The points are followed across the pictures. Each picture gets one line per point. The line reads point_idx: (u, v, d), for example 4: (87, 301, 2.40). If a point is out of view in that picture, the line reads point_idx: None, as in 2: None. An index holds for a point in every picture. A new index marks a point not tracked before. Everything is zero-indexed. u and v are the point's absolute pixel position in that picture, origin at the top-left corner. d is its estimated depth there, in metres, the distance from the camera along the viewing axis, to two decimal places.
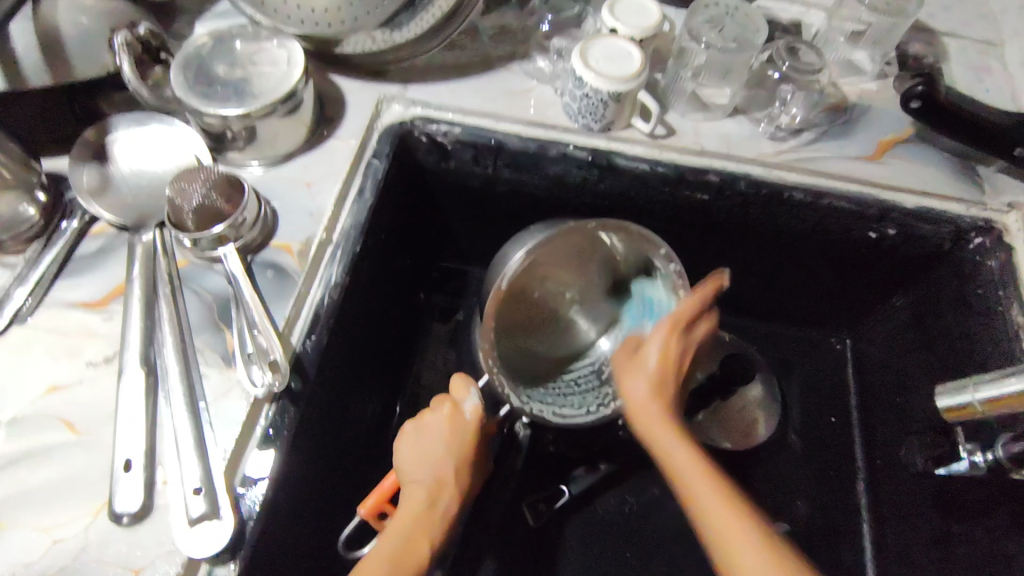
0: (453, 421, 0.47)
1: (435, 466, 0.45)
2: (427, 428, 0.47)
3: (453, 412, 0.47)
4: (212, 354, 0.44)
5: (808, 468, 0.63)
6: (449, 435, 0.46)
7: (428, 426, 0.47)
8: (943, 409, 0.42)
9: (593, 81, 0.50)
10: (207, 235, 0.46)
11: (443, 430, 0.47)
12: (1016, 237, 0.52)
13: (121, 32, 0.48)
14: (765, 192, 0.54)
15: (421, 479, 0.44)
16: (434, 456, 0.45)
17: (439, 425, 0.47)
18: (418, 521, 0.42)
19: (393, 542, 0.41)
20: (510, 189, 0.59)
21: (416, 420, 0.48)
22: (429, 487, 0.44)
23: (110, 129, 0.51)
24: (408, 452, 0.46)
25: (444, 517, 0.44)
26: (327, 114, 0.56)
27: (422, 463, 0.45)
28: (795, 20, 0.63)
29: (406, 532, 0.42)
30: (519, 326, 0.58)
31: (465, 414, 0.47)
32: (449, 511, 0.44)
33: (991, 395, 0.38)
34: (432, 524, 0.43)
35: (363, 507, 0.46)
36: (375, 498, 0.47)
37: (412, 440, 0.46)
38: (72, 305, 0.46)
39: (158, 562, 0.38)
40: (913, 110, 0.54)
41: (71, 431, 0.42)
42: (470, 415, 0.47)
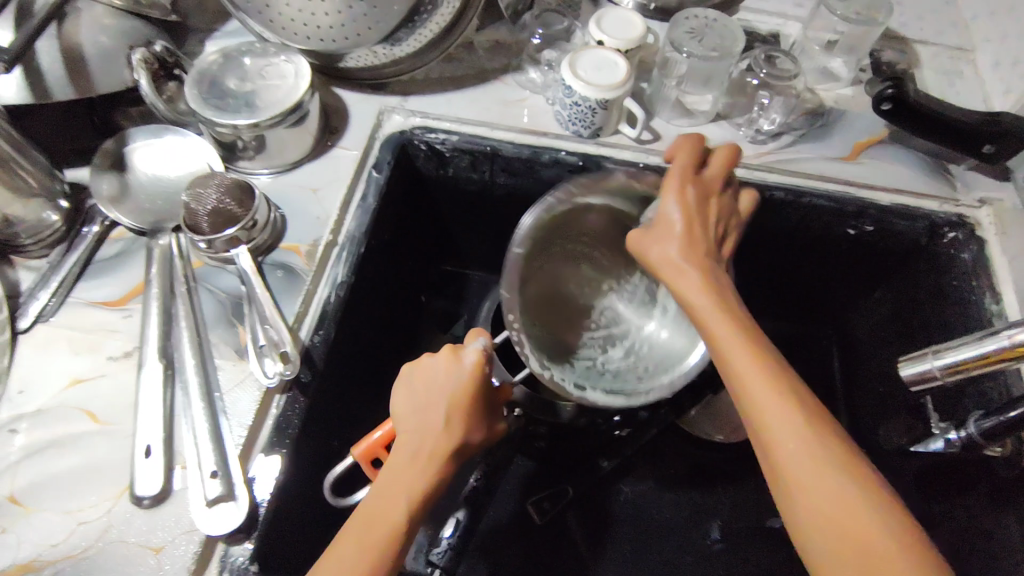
0: (449, 368, 0.45)
1: (427, 412, 0.44)
2: (422, 373, 0.46)
3: (449, 356, 0.46)
4: (226, 348, 0.47)
5: None
6: (442, 377, 0.45)
7: (425, 370, 0.46)
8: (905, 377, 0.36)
9: (582, 89, 0.54)
10: (220, 237, 0.48)
11: (440, 373, 0.45)
12: (987, 231, 0.56)
13: (138, 50, 0.52)
14: (746, 191, 0.57)
15: (412, 429, 0.44)
16: (426, 405, 0.45)
17: (437, 370, 0.45)
18: (400, 477, 0.42)
19: (371, 503, 0.41)
20: (507, 194, 0.62)
21: (417, 364, 0.47)
22: (413, 439, 0.43)
23: (128, 139, 0.54)
24: (402, 399, 0.46)
25: (432, 459, 0.43)
26: (331, 124, 0.59)
27: (411, 411, 0.45)
28: (773, 31, 0.66)
29: (385, 493, 0.41)
30: (551, 313, 0.56)
31: (463, 358, 0.46)
32: (439, 456, 0.43)
33: (981, 353, 0.32)
34: (417, 474, 0.42)
35: (355, 450, 0.47)
36: (371, 442, 0.47)
37: (406, 386, 0.46)
38: (93, 304, 0.49)
39: (177, 541, 0.41)
40: (884, 112, 0.57)
41: (93, 420, 0.44)
42: (465, 361, 0.45)
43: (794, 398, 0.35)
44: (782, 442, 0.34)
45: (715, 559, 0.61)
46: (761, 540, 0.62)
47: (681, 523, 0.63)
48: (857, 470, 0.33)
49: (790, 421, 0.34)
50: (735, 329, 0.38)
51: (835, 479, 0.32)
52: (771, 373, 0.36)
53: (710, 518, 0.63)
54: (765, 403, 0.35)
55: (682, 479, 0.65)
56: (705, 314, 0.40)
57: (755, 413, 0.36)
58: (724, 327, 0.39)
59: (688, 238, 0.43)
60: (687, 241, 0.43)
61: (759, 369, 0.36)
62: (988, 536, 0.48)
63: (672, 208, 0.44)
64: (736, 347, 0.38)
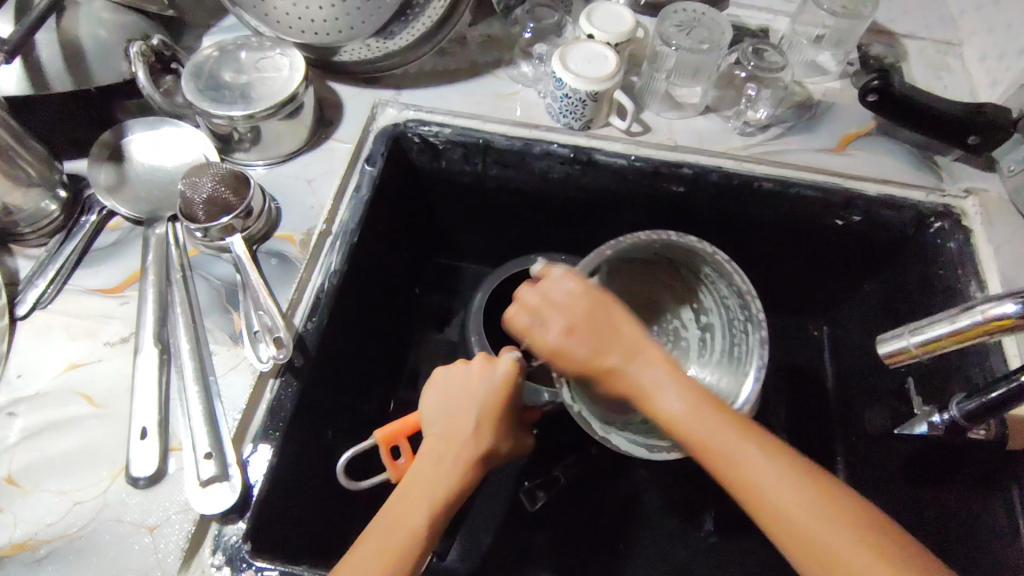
0: (482, 373, 0.47)
1: (456, 416, 0.46)
2: (455, 375, 0.48)
3: (484, 363, 0.48)
4: (221, 334, 0.48)
5: None
6: (474, 385, 0.47)
7: (459, 374, 0.48)
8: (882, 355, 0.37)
9: (572, 81, 0.55)
10: (216, 225, 0.49)
11: (471, 380, 0.48)
12: (973, 221, 0.57)
13: (136, 43, 0.53)
14: (735, 182, 0.58)
15: (440, 433, 0.46)
16: (457, 409, 0.47)
17: (472, 376, 0.48)
18: (425, 479, 0.43)
19: (399, 505, 0.42)
20: (499, 186, 0.63)
21: (449, 369, 0.49)
22: (443, 440, 0.45)
23: (124, 131, 0.54)
24: (433, 400, 0.48)
25: (458, 466, 0.44)
26: (326, 117, 0.60)
27: (444, 415, 0.47)
28: (762, 26, 0.67)
29: (411, 492, 0.43)
30: None
31: (498, 367, 0.47)
32: (467, 463, 0.44)
33: (956, 329, 0.33)
34: (444, 479, 0.43)
35: (377, 431, 0.48)
36: (392, 429, 0.49)
37: (435, 389, 0.48)
38: (90, 291, 0.49)
39: (173, 520, 0.41)
40: (869, 103, 0.58)
41: (90, 404, 0.45)
42: (501, 368, 0.47)
43: (790, 472, 0.34)
44: (796, 526, 0.33)
45: (706, 548, 0.61)
46: (752, 530, 0.62)
47: (673, 513, 0.63)
48: (863, 530, 0.33)
49: (791, 493, 0.33)
50: (711, 410, 0.36)
51: (845, 541, 0.32)
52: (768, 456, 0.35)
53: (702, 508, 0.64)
54: (769, 490, 0.34)
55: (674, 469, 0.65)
56: (660, 397, 0.37)
57: (751, 501, 0.34)
58: (690, 417, 0.36)
59: (585, 324, 0.40)
60: (627, 358, 0.39)
61: (752, 463, 0.34)
62: (974, 520, 0.48)
63: (568, 298, 0.41)
64: (722, 447, 0.35)
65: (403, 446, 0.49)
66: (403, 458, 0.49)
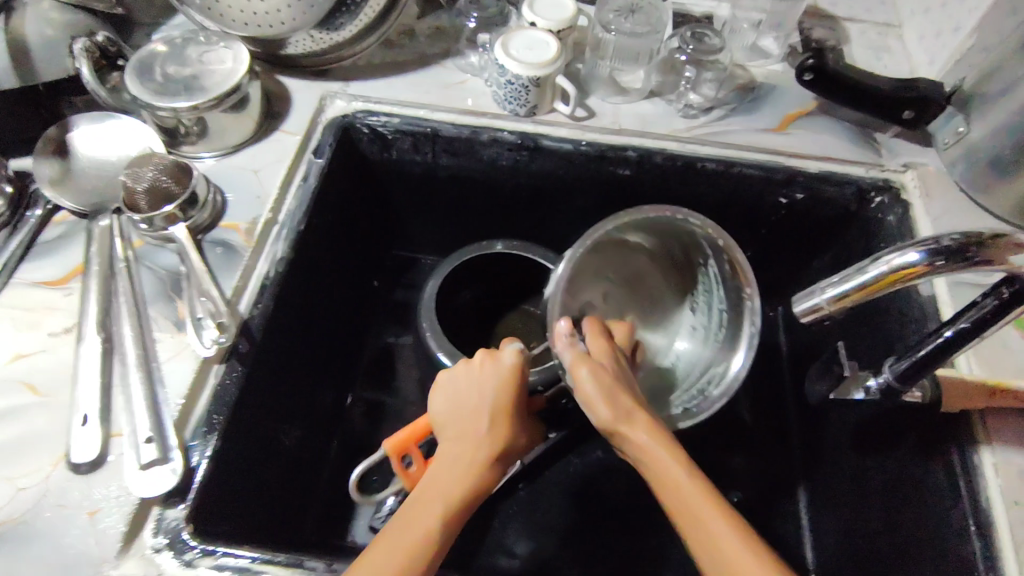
0: (489, 371, 0.47)
1: (468, 417, 0.45)
2: (461, 376, 0.47)
3: (486, 359, 0.47)
4: (165, 321, 0.48)
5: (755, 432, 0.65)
6: (484, 382, 0.46)
7: (464, 375, 0.47)
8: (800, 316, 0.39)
9: (514, 67, 0.56)
10: (159, 213, 0.50)
11: (479, 378, 0.46)
12: (912, 193, 0.58)
13: (80, 40, 0.53)
14: (679, 163, 0.59)
15: (454, 435, 0.44)
16: (468, 411, 0.45)
17: (478, 377, 0.47)
18: (442, 485, 0.40)
19: (411, 512, 0.39)
20: (450, 175, 0.64)
21: (464, 366, 0.48)
22: (460, 443, 0.43)
23: (70, 126, 0.55)
24: (442, 403, 0.46)
25: (474, 467, 0.42)
26: (274, 110, 0.60)
27: (456, 417, 0.45)
28: (706, 13, 0.69)
29: (427, 499, 0.40)
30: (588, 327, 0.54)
31: (503, 359, 0.47)
32: (481, 463, 0.42)
33: (861, 282, 0.35)
34: (460, 479, 0.41)
35: (388, 441, 0.48)
36: (403, 436, 0.48)
37: (444, 392, 0.47)
38: (35, 283, 0.50)
39: (112, 504, 0.41)
40: (806, 82, 0.59)
41: (33, 393, 0.45)
42: (509, 359, 0.46)
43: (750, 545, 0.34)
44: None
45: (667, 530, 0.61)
46: None
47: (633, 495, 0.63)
48: None
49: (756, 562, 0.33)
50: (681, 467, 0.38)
51: None
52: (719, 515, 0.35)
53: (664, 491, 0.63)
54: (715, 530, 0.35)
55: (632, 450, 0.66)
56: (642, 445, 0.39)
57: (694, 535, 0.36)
58: (667, 463, 0.38)
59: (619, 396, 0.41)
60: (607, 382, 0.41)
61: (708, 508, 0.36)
62: (915, 482, 0.49)
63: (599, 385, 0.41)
64: (679, 482, 0.37)
65: (415, 456, 0.49)
66: (415, 466, 0.49)
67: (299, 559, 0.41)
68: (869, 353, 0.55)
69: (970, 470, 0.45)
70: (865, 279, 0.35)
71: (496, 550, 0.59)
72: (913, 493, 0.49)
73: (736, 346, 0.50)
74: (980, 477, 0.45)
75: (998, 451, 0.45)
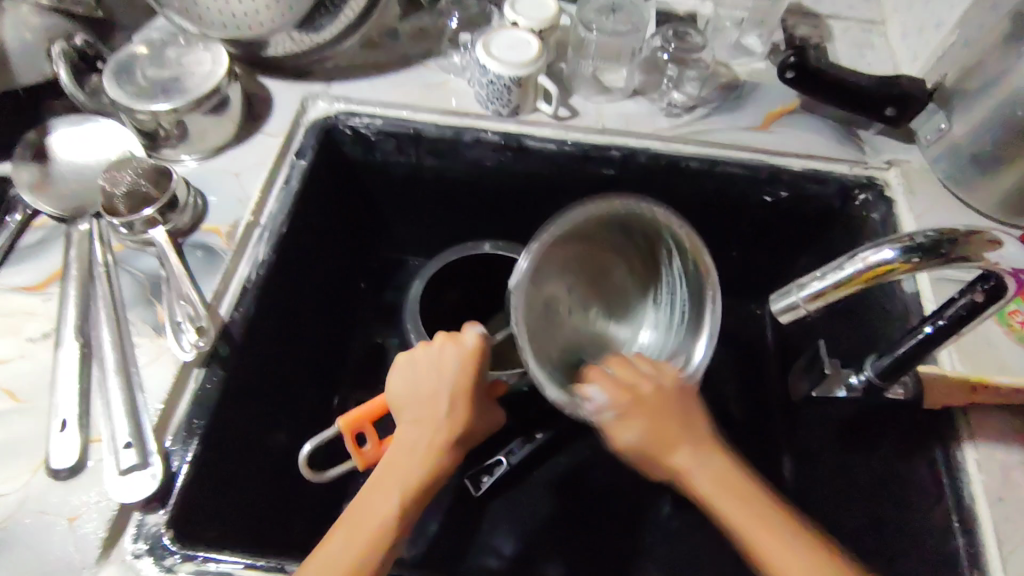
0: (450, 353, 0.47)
1: (428, 402, 0.45)
2: (418, 357, 0.47)
3: (447, 342, 0.47)
4: (144, 326, 0.48)
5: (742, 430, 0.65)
6: (444, 365, 0.46)
7: (421, 358, 0.47)
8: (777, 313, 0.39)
9: (496, 68, 0.56)
10: (139, 217, 0.50)
11: (438, 361, 0.47)
12: (895, 191, 0.58)
13: (58, 44, 0.53)
14: (663, 162, 0.59)
15: (411, 419, 0.45)
16: (425, 394, 0.46)
17: (440, 360, 0.47)
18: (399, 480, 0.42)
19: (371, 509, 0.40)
20: (434, 176, 0.63)
21: (427, 346, 0.48)
22: (418, 431, 0.44)
23: (49, 130, 0.55)
24: (401, 383, 0.47)
25: (429, 454, 0.43)
26: (256, 113, 0.60)
27: (413, 399, 0.46)
28: (690, 11, 0.69)
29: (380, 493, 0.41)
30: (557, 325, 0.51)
31: (464, 342, 0.47)
32: (437, 449, 0.44)
33: (838, 279, 0.35)
34: (414, 469, 0.42)
35: (343, 417, 0.47)
36: (359, 413, 0.47)
37: (403, 371, 0.47)
38: (14, 289, 0.50)
39: (91, 511, 0.41)
40: (790, 80, 0.59)
41: (12, 399, 0.45)
42: (472, 342, 0.46)
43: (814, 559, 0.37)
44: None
45: (655, 529, 0.61)
46: (702, 509, 0.62)
47: (621, 494, 0.63)
48: None
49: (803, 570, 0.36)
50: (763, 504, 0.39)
51: None
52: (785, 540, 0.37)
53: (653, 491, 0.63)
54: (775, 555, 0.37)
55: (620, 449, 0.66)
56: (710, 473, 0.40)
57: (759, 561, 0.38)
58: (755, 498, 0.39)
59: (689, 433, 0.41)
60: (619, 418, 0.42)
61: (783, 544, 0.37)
62: (900, 479, 0.48)
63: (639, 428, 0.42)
64: (753, 499, 0.39)
65: (369, 435, 0.48)
66: (370, 446, 0.48)
67: (281, 563, 0.41)
68: (853, 350, 0.55)
69: (953, 466, 0.45)
70: (842, 277, 0.35)
71: (484, 552, 0.59)
72: (898, 490, 0.49)
73: (697, 336, 0.49)
74: (964, 474, 0.45)
75: (981, 447, 0.46)
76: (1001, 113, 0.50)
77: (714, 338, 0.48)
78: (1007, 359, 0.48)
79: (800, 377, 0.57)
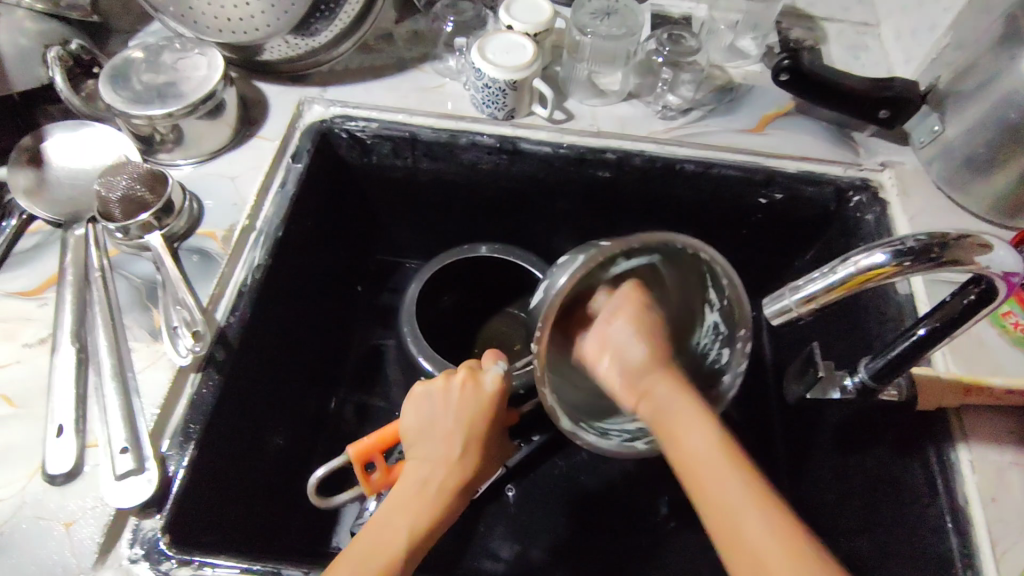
0: (469, 391, 0.45)
1: (439, 440, 0.45)
2: (435, 393, 0.46)
3: (466, 378, 0.46)
4: (140, 330, 0.48)
5: (739, 431, 0.65)
6: (459, 404, 0.45)
7: (437, 393, 0.46)
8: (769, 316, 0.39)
9: (491, 71, 0.56)
10: (135, 222, 0.50)
11: (455, 396, 0.45)
12: (889, 192, 0.58)
13: (53, 49, 0.54)
14: (658, 165, 0.59)
15: (425, 457, 0.44)
16: (441, 429, 0.45)
17: (455, 396, 0.45)
18: (405, 514, 0.41)
19: (376, 536, 0.40)
20: (431, 178, 0.63)
21: (440, 380, 0.46)
22: (432, 467, 0.44)
23: (45, 136, 0.55)
24: (417, 417, 0.46)
25: (439, 494, 0.43)
26: (252, 116, 0.60)
27: (429, 436, 0.45)
28: (685, 14, 0.69)
29: (391, 526, 0.41)
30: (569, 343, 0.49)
31: (484, 384, 0.46)
32: (449, 489, 0.43)
33: (829, 284, 0.35)
34: (424, 505, 0.42)
35: (354, 448, 0.48)
36: (372, 442, 0.48)
37: (418, 406, 0.46)
38: (9, 294, 0.50)
39: (87, 515, 0.41)
40: (783, 83, 0.59)
41: (8, 404, 0.45)
42: (489, 385, 0.45)
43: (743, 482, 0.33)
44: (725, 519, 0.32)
45: (653, 532, 0.61)
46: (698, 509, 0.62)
47: (616, 497, 0.63)
48: None
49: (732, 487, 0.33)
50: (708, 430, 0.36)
51: None
52: (766, 508, 0.32)
53: (650, 494, 0.63)
54: (762, 538, 0.31)
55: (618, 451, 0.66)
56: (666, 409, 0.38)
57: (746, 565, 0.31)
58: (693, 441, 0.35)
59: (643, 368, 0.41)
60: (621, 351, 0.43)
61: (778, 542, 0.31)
62: (895, 481, 0.49)
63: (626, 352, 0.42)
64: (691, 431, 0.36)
65: (379, 463, 0.49)
66: (377, 473, 0.49)
67: (277, 567, 0.41)
68: (850, 350, 0.55)
69: (947, 467, 0.45)
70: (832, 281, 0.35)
71: (481, 554, 0.59)
72: (892, 491, 0.49)
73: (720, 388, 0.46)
74: (957, 474, 0.45)
75: (974, 448, 0.46)
76: (994, 112, 0.50)
77: (740, 394, 0.45)
78: (1002, 359, 0.49)
79: (795, 377, 0.57)
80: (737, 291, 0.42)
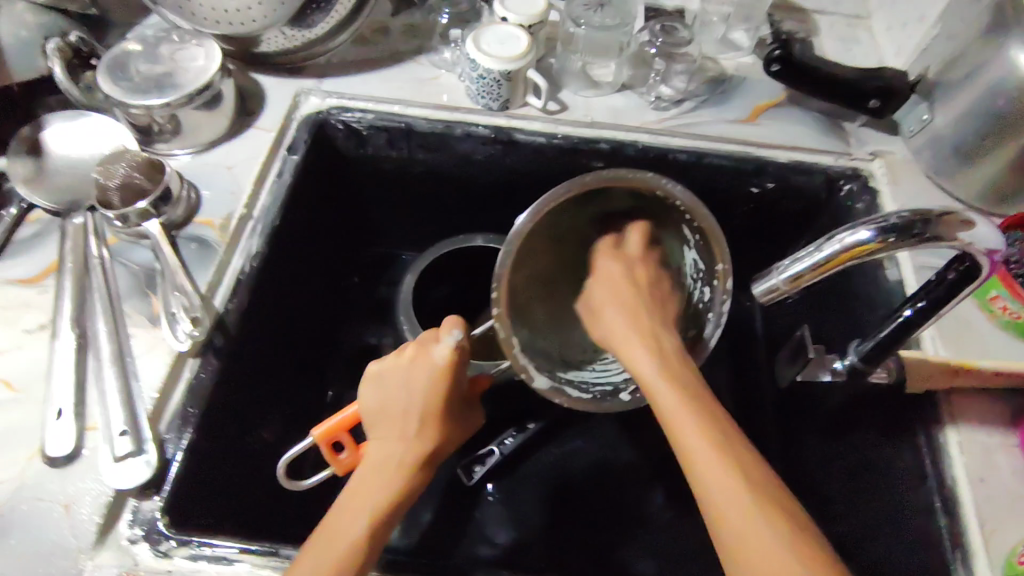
0: (420, 368, 0.46)
1: (396, 421, 0.46)
2: (392, 371, 0.47)
3: (418, 353, 0.47)
4: (139, 317, 0.49)
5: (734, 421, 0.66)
6: (413, 383, 0.46)
7: (393, 373, 0.47)
8: (758, 297, 0.39)
9: (485, 61, 0.56)
10: (133, 208, 0.51)
11: (409, 373, 0.47)
12: (880, 181, 0.59)
13: (53, 40, 0.55)
14: (651, 154, 0.60)
15: (383, 436, 0.45)
16: (395, 407, 0.46)
17: (408, 375, 0.46)
18: (367, 495, 0.42)
19: (338, 520, 0.40)
20: (426, 168, 0.64)
21: (394, 359, 0.47)
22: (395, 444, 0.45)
23: (44, 125, 0.55)
24: (375, 397, 0.46)
25: (401, 468, 0.44)
26: (249, 108, 0.61)
27: (385, 416, 0.46)
28: (678, 6, 0.70)
29: (351, 510, 0.41)
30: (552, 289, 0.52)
31: (434, 357, 0.46)
32: (411, 463, 0.44)
33: (816, 261, 0.36)
34: (385, 483, 0.43)
35: (318, 430, 0.47)
36: (334, 423, 0.47)
37: (374, 388, 0.47)
38: (10, 281, 0.50)
39: (86, 497, 0.42)
40: (773, 72, 0.60)
41: (8, 389, 0.46)
42: (440, 356, 0.46)
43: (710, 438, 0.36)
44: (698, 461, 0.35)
45: (646, 517, 0.61)
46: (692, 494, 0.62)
47: (610, 483, 0.64)
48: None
49: (710, 449, 0.35)
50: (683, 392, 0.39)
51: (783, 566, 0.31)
52: (722, 452, 0.35)
53: (643, 481, 0.64)
54: (715, 475, 0.34)
55: (610, 437, 0.66)
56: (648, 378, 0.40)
57: (715, 519, 0.34)
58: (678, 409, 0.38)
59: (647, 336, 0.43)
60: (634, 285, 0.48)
61: (735, 495, 0.34)
62: (885, 463, 0.49)
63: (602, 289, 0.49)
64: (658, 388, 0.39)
65: (347, 442, 0.47)
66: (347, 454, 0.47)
67: (275, 548, 0.42)
68: (840, 335, 0.56)
69: (936, 449, 0.46)
70: (821, 258, 0.36)
71: (476, 541, 0.60)
72: (881, 473, 0.49)
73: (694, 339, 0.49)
74: (945, 456, 0.46)
75: (963, 430, 0.46)
76: (983, 101, 0.51)
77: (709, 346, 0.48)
78: (988, 343, 0.49)
79: (786, 362, 0.58)
80: (712, 224, 0.44)
